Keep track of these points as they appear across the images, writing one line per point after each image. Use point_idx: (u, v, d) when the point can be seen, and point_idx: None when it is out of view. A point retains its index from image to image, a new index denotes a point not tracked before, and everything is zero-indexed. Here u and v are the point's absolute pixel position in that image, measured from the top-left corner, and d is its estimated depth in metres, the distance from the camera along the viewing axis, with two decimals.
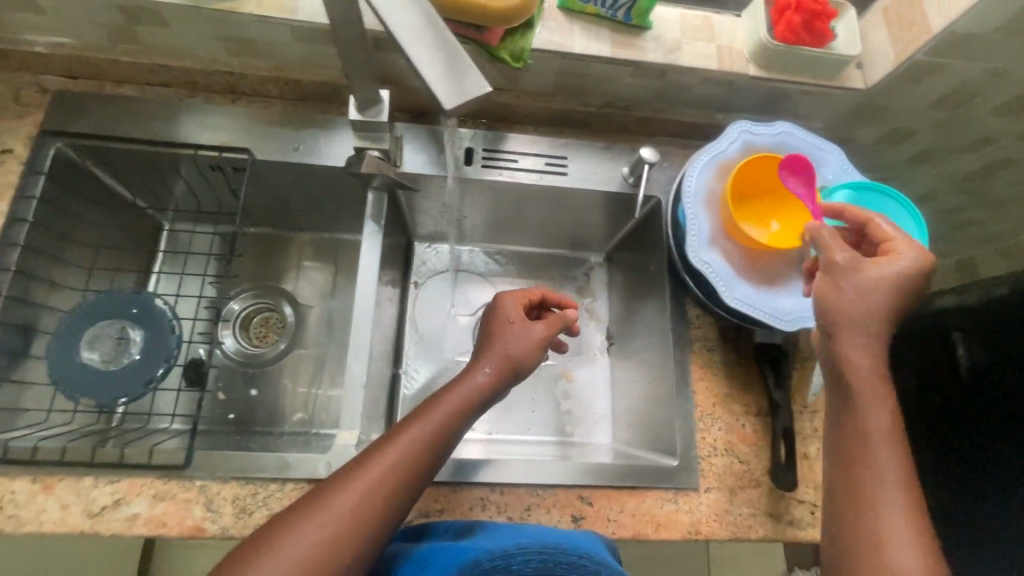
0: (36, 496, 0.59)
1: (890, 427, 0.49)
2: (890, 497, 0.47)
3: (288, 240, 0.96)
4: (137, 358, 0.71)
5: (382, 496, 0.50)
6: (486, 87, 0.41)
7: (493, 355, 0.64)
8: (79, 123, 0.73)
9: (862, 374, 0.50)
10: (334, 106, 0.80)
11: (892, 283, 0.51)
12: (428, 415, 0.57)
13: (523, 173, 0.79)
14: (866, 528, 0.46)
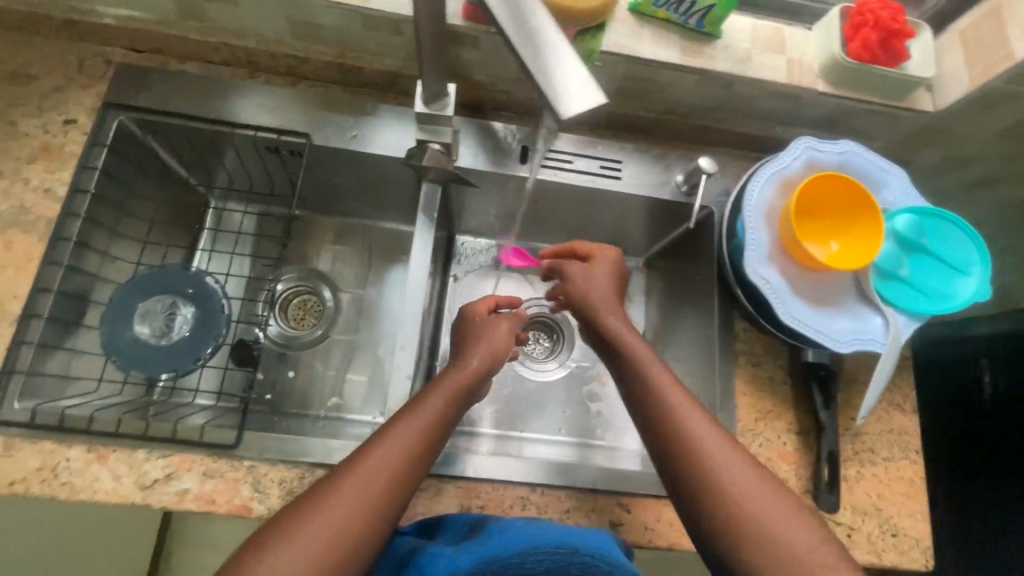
0: (90, 466, 0.60)
1: (687, 404, 0.59)
2: (734, 462, 0.55)
3: (332, 226, 0.96)
4: (187, 334, 0.71)
5: (382, 481, 0.51)
6: (604, 97, 0.35)
7: (477, 348, 0.66)
8: (141, 97, 0.73)
9: (640, 354, 0.64)
10: (393, 95, 0.80)
11: (609, 267, 0.74)
12: (416, 403, 0.57)
13: (577, 174, 0.79)
14: (719, 498, 0.53)
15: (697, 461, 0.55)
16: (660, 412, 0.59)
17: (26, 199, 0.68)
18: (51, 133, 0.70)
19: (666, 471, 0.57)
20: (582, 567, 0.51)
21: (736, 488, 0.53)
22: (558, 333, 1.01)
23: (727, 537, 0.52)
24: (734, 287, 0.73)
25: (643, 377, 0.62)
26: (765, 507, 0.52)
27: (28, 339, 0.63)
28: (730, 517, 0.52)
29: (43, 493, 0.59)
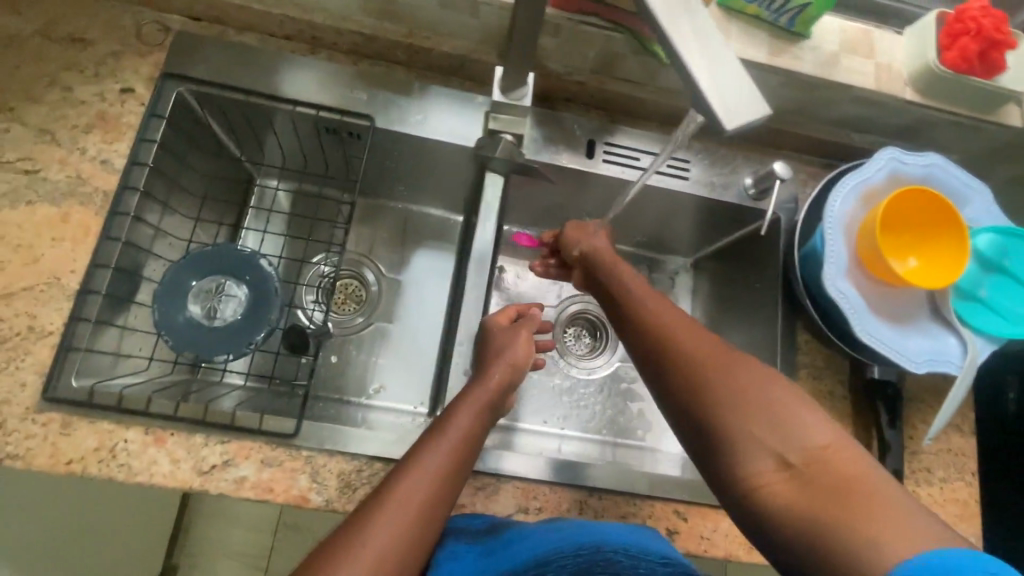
0: (148, 448, 0.59)
1: (656, 297, 0.56)
2: (701, 338, 0.50)
3: (378, 209, 0.94)
4: (241, 318, 0.70)
5: (412, 518, 0.46)
6: (766, 110, 0.37)
7: (498, 365, 0.61)
8: (200, 68, 0.70)
9: (639, 292, 0.57)
10: (457, 80, 0.77)
11: (604, 230, 0.70)
12: (437, 430, 0.53)
13: (645, 174, 0.75)
14: (695, 371, 0.48)
15: (666, 342, 0.51)
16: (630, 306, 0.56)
17: (83, 169, 0.65)
18: (108, 102, 0.68)
19: (643, 364, 0.53)
20: (608, 565, 0.47)
21: (715, 361, 0.48)
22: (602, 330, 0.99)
23: (704, 415, 0.46)
24: (806, 298, 0.72)
25: (625, 287, 0.59)
26: (750, 376, 0.47)
27: (85, 316, 0.61)
28: (706, 390, 0.47)
29: (100, 474, 0.58)
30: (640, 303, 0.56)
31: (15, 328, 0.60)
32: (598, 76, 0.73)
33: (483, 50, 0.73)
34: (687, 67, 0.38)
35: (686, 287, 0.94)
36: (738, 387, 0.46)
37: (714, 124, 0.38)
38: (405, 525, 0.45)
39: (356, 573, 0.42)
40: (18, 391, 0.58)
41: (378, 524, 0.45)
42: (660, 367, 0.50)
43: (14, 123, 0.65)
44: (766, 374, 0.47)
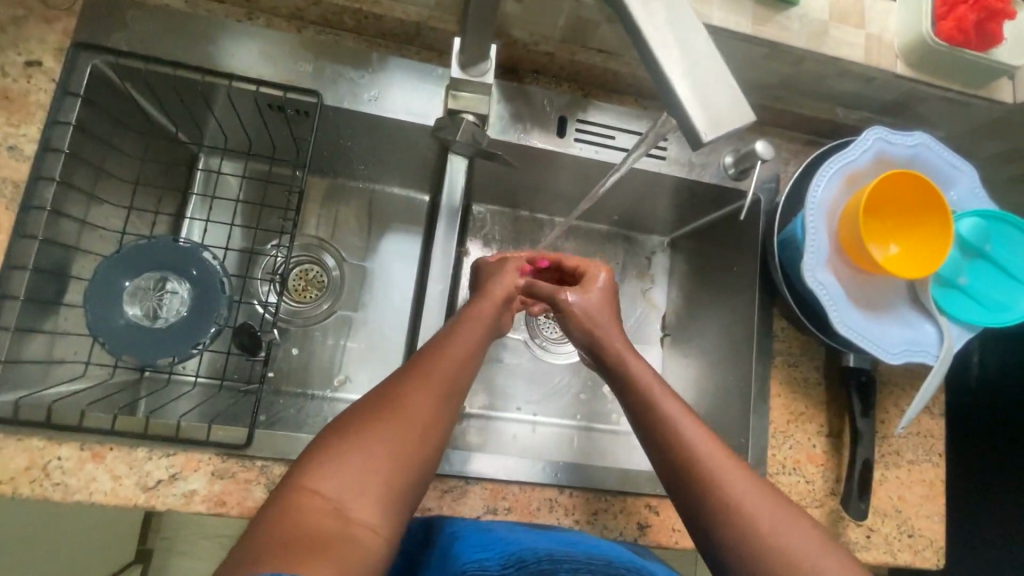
0: (85, 465, 0.55)
1: (686, 422, 0.53)
2: (741, 481, 0.48)
3: (337, 189, 0.87)
4: (185, 315, 0.65)
5: (432, 408, 0.49)
6: (751, 116, 0.33)
7: (494, 297, 0.62)
8: (118, 38, 0.62)
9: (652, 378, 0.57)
10: (415, 49, 0.70)
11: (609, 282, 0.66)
12: (446, 338, 0.56)
13: (621, 153, 0.70)
14: (735, 525, 0.46)
15: (702, 477, 0.49)
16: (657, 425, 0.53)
17: None
18: (11, 78, 0.59)
19: (676, 491, 0.51)
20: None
21: (759, 516, 0.46)
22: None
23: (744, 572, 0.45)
24: (784, 286, 0.70)
25: (644, 396, 0.56)
26: (792, 534, 0.45)
27: (3, 324, 0.56)
28: (749, 552, 0.45)
29: (34, 495, 0.53)
30: (668, 423, 0.53)
31: None
32: (570, 46, 0.67)
33: (441, 16, 0.65)
34: (659, 68, 0.34)
35: (662, 268, 0.91)
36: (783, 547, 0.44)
37: (690, 134, 0.33)
38: (428, 411, 0.49)
39: (389, 450, 0.46)
40: None
41: (407, 412, 0.48)
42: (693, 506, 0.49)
43: None
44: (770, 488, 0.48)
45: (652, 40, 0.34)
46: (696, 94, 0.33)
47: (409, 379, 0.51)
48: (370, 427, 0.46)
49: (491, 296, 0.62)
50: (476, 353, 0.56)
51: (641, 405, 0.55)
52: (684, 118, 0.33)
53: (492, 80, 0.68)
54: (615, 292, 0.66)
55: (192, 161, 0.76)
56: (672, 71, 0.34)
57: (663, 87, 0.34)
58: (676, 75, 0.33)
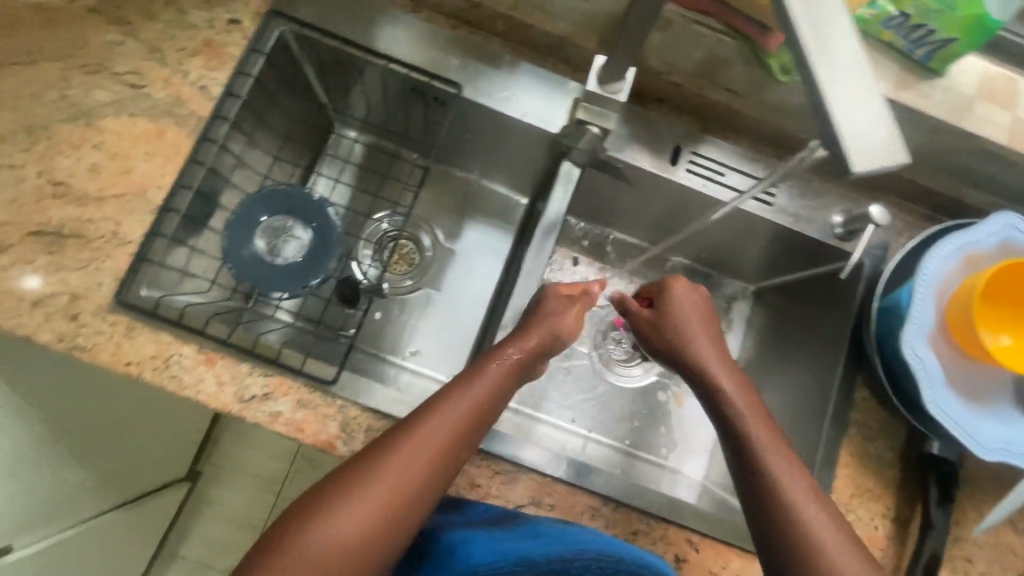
0: (198, 366, 0.62)
1: (778, 459, 0.55)
2: (831, 535, 0.51)
3: (443, 174, 0.93)
4: (301, 259, 0.73)
5: (416, 478, 0.50)
6: (905, 158, 0.34)
7: (541, 325, 0.64)
8: (305, 11, 0.71)
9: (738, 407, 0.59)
10: (552, 61, 0.75)
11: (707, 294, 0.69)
12: (440, 403, 0.55)
13: (730, 191, 0.72)
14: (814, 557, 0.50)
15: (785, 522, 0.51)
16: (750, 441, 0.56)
17: (182, 92, 0.67)
18: (214, 30, 0.69)
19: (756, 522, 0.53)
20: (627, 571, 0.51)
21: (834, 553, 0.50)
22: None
23: None
24: (874, 355, 0.68)
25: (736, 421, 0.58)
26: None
27: (162, 231, 0.64)
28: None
29: (153, 380, 0.61)
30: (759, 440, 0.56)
31: (100, 231, 0.63)
32: (700, 81, 0.69)
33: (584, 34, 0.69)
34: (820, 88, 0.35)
35: (740, 315, 0.90)
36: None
37: (838, 161, 0.35)
38: (410, 480, 0.50)
39: (361, 526, 0.47)
40: (94, 288, 0.62)
41: (381, 485, 0.49)
42: (783, 550, 0.51)
43: (128, 37, 0.68)
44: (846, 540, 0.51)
45: (819, 71, 0.34)
46: (851, 126, 0.34)
47: (393, 443, 0.51)
48: (340, 505, 0.48)
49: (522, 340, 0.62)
50: (483, 412, 0.56)
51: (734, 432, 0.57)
52: (835, 147, 0.35)
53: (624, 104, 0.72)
54: (704, 303, 0.68)
55: (333, 126, 0.85)
56: (832, 93, 0.34)
57: (818, 109, 0.35)
58: (834, 99, 0.34)
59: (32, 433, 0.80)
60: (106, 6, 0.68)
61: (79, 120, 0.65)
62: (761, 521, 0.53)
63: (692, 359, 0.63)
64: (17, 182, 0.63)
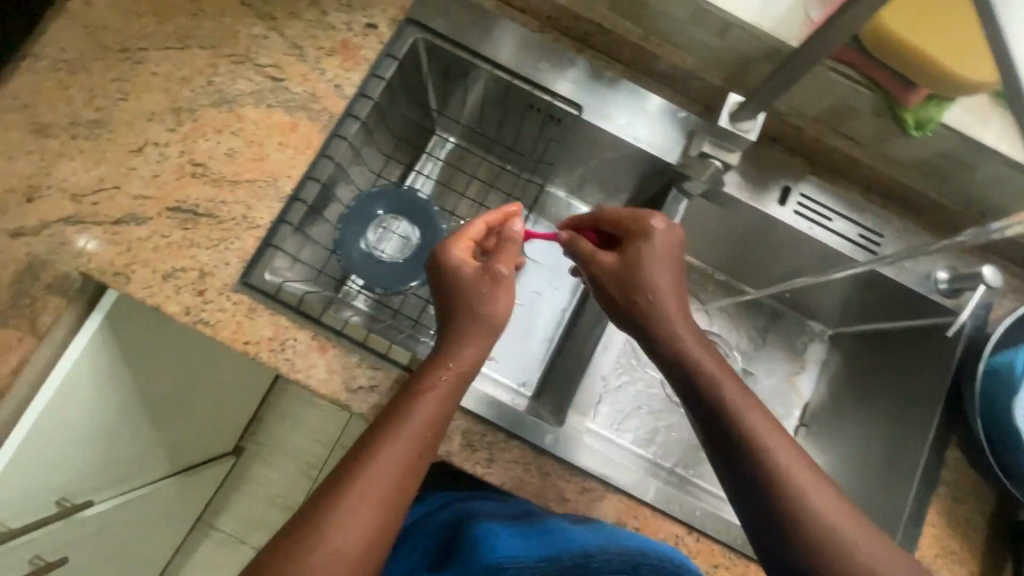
0: (312, 352, 0.64)
1: (769, 429, 0.52)
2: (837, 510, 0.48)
3: (545, 193, 0.87)
4: (405, 259, 0.75)
5: (386, 491, 0.50)
6: None
7: (467, 317, 0.60)
8: (440, 21, 0.73)
9: (720, 377, 0.54)
10: (670, 92, 0.75)
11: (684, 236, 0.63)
12: (394, 415, 0.54)
13: (836, 237, 0.72)
14: (830, 539, 0.47)
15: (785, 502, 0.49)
16: (751, 441, 0.51)
17: (318, 88, 0.70)
18: (353, 33, 0.72)
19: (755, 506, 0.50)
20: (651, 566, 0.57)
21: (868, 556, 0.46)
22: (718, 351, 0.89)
23: None
24: (970, 416, 0.68)
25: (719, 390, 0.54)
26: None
27: (288, 219, 0.67)
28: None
29: (268, 361, 0.64)
30: (762, 439, 0.51)
31: (232, 214, 0.66)
32: (821, 126, 0.70)
33: (712, 70, 0.71)
34: None
35: (815, 358, 0.92)
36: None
37: None
38: (369, 526, 0.49)
39: (343, 551, 0.47)
40: (222, 267, 0.65)
41: (354, 506, 0.49)
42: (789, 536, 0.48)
43: (273, 32, 0.71)
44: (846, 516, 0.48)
45: None
46: None
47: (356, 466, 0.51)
48: (315, 534, 0.48)
49: (455, 352, 0.58)
50: (431, 430, 0.54)
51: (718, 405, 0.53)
52: None
53: (754, 146, 0.73)
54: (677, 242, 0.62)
55: (436, 129, 0.87)
56: None
57: None
58: None
59: (128, 397, 0.83)
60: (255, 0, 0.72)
61: (222, 106, 0.69)
62: (759, 505, 0.50)
63: (662, 325, 0.58)
64: (160, 159, 0.67)
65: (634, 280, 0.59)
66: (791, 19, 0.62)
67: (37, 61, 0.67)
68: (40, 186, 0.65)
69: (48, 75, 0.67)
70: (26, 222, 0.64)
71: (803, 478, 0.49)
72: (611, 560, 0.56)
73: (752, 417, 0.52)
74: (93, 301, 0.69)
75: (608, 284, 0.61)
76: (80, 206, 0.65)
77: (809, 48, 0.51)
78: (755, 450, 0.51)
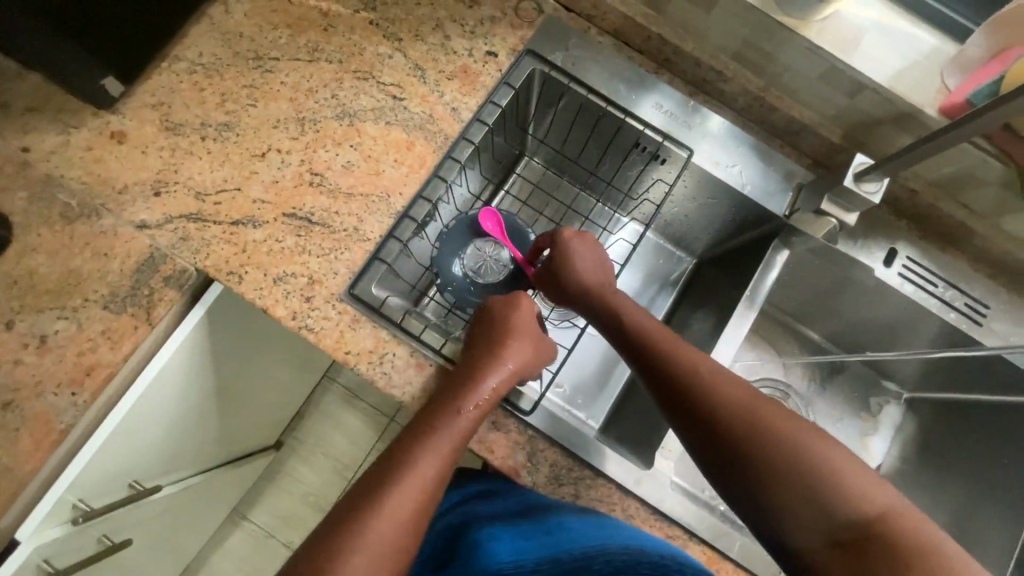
0: (409, 369, 0.65)
1: (715, 382, 0.56)
2: (793, 439, 0.52)
3: (649, 241, 0.88)
4: (498, 284, 0.75)
5: (430, 481, 0.53)
6: None
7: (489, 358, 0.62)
8: (558, 54, 0.75)
9: (670, 349, 0.60)
10: (779, 142, 0.75)
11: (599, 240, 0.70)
12: (428, 417, 0.57)
13: (941, 304, 0.71)
14: (790, 467, 0.51)
15: (748, 455, 0.53)
16: (700, 404, 0.56)
17: (436, 110, 0.72)
18: (474, 59, 0.74)
19: (729, 474, 0.54)
20: (655, 566, 0.53)
21: (825, 463, 0.51)
22: (788, 402, 0.88)
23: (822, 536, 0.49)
24: None
25: (667, 362, 0.59)
26: (855, 473, 0.50)
27: (396, 235, 0.69)
28: (830, 493, 0.50)
29: (366, 372, 0.65)
30: (708, 394, 0.56)
31: (344, 225, 0.68)
32: (936, 191, 0.70)
33: (829, 126, 0.71)
34: None
35: (891, 420, 0.90)
36: (856, 498, 0.49)
37: None
38: (406, 511, 0.51)
39: (383, 538, 0.49)
40: (330, 277, 0.67)
41: (399, 496, 0.51)
42: (760, 485, 0.52)
43: (397, 52, 0.74)
44: (798, 443, 0.52)
45: None
46: None
47: (402, 461, 0.53)
48: (359, 524, 0.49)
49: (477, 385, 0.60)
50: (460, 446, 0.56)
51: (667, 380, 0.58)
52: None
53: (868, 209, 0.72)
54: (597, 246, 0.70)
55: (528, 152, 0.87)
56: None
57: None
58: None
59: (207, 388, 0.84)
60: (382, 20, 0.74)
61: (343, 119, 0.71)
62: (731, 468, 0.53)
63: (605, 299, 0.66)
64: (281, 166, 0.69)
65: (573, 269, 0.67)
66: (923, 86, 0.62)
67: (175, 63, 0.71)
68: (168, 182, 0.67)
69: (184, 77, 0.70)
70: (152, 215, 0.66)
71: (752, 424, 0.53)
72: (610, 561, 0.53)
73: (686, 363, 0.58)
74: (199, 294, 0.70)
75: (562, 280, 0.68)
76: (202, 204, 0.67)
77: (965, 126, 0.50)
78: (703, 404, 0.56)
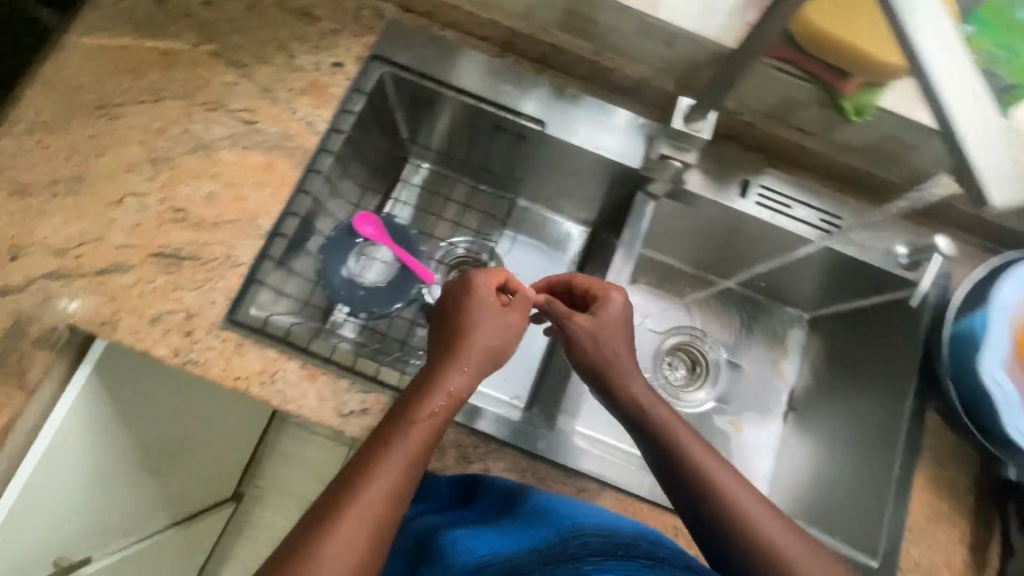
0: (301, 382, 0.65)
1: (690, 436, 0.58)
2: (750, 500, 0.53)
3: (534, 217, 0.91)
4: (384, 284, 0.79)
5: (386, 493, 0.49)
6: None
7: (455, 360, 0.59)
8: (403, 54, 0.77)
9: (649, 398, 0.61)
10: (627, 101, 0.79)
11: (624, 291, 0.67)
12: (387, 428, 0.53)
13: (795, 223, 0.76)
14: (742, 521, 0.52)
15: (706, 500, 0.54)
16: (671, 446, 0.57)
17: (291, 127, 0.73)
18: (321, 72, 0.76)
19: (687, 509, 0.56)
20: (632, 548, 0.45)
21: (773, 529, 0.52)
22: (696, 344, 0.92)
23: None
24: (943, 379, 0.72)
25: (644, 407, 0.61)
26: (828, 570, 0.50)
27: (270, 255, 0.69)
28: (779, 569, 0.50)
29: (258, 394, 0.65)
30: (682, 448, 0.57)
31: (215, 254, 0.68)
32: (770, 120, 0.75)
33: (664, 78, 0.75)
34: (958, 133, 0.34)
35: (796, 344, 0.93)
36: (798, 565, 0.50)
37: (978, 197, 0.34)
38: (364, 526, 0.48)
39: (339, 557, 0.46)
40: (208, 307, 0.66)
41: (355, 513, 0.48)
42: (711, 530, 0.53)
43: (243, 78, 0.74)
44: (755, 503, 0.53)
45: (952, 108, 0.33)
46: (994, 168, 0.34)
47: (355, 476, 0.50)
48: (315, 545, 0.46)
49: (437, 388, 0.56)
50: (420, 456, 0.52)
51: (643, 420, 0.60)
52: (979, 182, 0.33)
53: (715, 148, 0.77)
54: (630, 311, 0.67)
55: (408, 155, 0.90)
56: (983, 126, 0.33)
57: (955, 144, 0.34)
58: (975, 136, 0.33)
59: (120, 447, 0.82)
60: (223, 50, 0.75)
61: (198, 152, 0.71)
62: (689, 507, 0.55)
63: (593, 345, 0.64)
64: (140, 208, 0.69)
65: (588, 324, 0.65)
66: (727, 25, 0.67)
67: (14, 126, 0.70)
68: (23, 246, 0.66)
69: (26, 138, 0.70)
70: (11, 280, 0.65)
71: (717, 477, 0.55)
72: (584, 544, 0.46)
73: (676, 429, 0.59)
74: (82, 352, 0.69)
75: (575, 327, 0.65)
76: (63, 261, 0.66)
77: (747, 50, 0.55)
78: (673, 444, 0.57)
